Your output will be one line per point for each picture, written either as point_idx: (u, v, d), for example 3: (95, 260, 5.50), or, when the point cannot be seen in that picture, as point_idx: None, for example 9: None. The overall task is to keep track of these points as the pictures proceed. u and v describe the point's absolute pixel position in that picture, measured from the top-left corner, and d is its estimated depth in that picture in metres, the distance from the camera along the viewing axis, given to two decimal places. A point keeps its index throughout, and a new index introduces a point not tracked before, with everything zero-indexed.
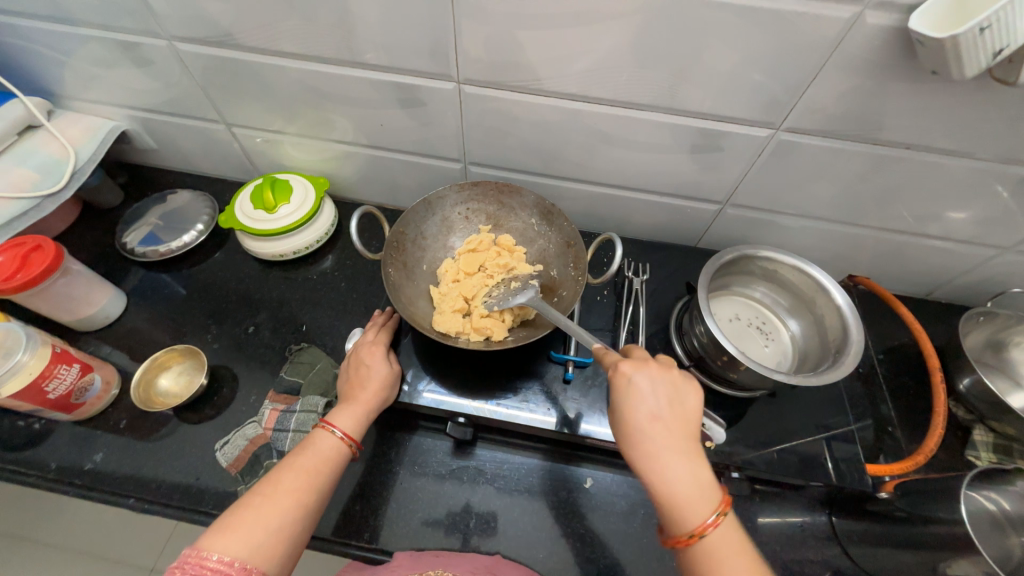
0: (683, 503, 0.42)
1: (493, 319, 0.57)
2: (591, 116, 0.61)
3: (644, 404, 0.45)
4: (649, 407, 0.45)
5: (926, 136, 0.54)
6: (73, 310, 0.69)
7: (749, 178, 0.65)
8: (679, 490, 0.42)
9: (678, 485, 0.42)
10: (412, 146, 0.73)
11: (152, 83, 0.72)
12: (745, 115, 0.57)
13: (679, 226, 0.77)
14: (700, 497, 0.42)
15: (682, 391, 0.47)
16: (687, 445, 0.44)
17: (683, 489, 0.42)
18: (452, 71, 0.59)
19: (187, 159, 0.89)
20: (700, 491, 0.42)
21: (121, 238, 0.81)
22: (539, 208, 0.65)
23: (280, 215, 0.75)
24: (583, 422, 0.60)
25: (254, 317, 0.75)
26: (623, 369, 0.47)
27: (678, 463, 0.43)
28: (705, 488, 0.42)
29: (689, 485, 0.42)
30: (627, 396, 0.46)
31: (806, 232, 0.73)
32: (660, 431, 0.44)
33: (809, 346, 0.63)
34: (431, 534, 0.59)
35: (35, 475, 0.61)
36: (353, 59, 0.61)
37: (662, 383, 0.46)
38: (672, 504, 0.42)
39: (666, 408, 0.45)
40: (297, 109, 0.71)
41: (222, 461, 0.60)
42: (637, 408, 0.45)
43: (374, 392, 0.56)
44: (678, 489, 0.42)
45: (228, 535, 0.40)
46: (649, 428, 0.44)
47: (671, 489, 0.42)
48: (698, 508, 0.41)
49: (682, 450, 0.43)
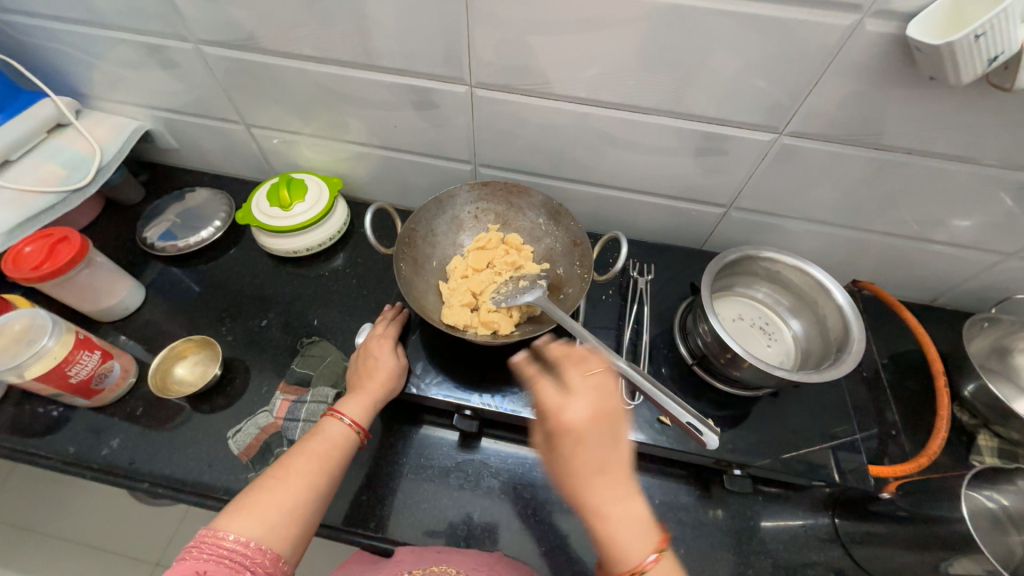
0: (621, 549, 0.39)
1: (500, 313, 0.59)
2: (598, 119, 0.63)
3: (580, 449, 0.41)
4: (588, 447, 0.41)
5: (927, 141, 0.55)
6: (95, 301, 0.71)
7: (753, 182, 0.66)
8: (617, 536, 0.39)
9: (615, 529, 0.39)
10: (424, 147, 0.75)
11: (176, 85, 0.76)
12: (749, 119, 0.58)
13: (683, 229, 0.78)
14: (637, 539, 0.39)
15: (622, 425, 0.42)
16: (625, 487, 0.41)
17: (622, 535, 0.39)
18: (464, 75, 0.62)
19: (206, 159, 0.92)
20: (637, 531, 0.39)
21: (141, 234, 0.83)
22: (546, 208, 0.67)
23: (296, 212, 0.78)
24: None
25: (267, 311, 0.78)
26: (560, 409, 0.42)
27: (616, 507, 0.40)
28: (642, 528, 0.40)
29: (627, 529, 0.39)
30: (563, 440, 0.41)
31: (809, 237, 0.74)
32: (598, 477, 0.40)
33: (812, 346, 0.64)
34: (437, 526, 0.60)
35: (53, 459, 0.63)
36: (370, 63, 0.63)
37: (599, 421, 0.41)
38: (610, 549, 0.39)
39: (604, 450, 0.41)
40: (314, 111, 0.74)
41: (233, 448, 0.62)
42: (573, 453, 0.41)
43: (382, 382, 0.57)
44: (615, 533, 0.39)
45: (244, 516, 0.41)
46: (585, 473, 0.40)
47: (610, 535, 0.39)
48: (637, 554, 0.38)
49: (619, 494, 0.40)
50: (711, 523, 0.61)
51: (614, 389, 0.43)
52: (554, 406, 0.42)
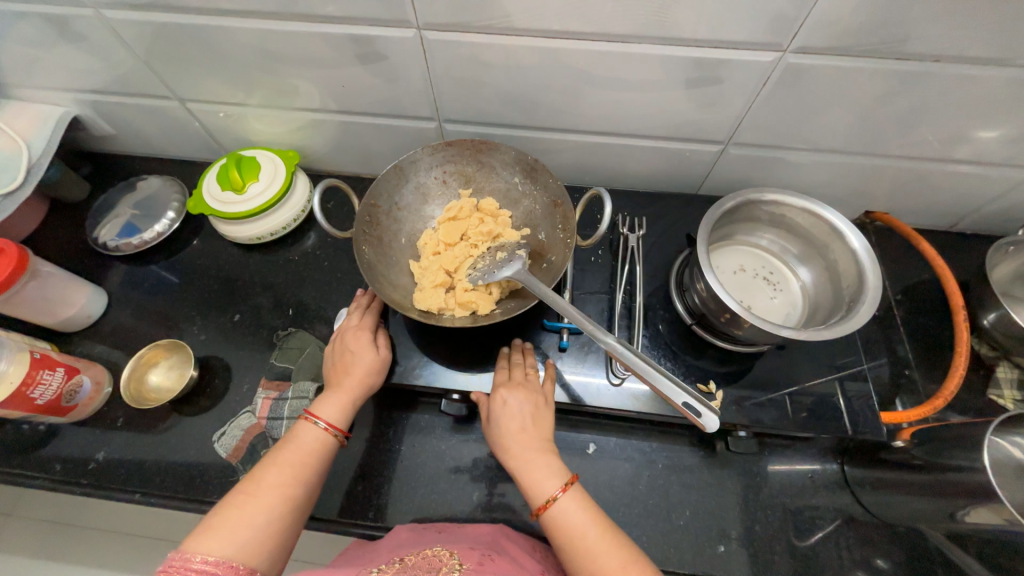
0: (537, 485, 0.46)
1: (478, 292, 0.54)
2: (569, 55, 0.54)
3: (507, 415, 0.51)
4: (515, 412, 0.51)
5: (959, 43, 0.47)
6: (53, 312, 0.67)
7: (753, 113, 0.58)
8: (532, 475, 0.47)
9: (530, 469, 0.47)
10: (380, 107, 0.67)
11: (91, 62, 0.66)
12: (747, 37, 0.49)
13: (678, 172, 0.71)
14: (550, 475, 0.47)
15: (545, 403, 0.53)
16: (543, 443, 0.50)
17: (538, 475, 0.47)
18: (409, 16, 0.52)
19: (149, 143, 0.83)
20: (549, 471, 0.47)
21: (93, 233, 0.78)
22: (521, 164, 0.60)
23: (251, 194, 0.71)
24: (581, 388, 0.58)
25: (239, 305, 0.73)
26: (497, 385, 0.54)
27: (534, 456, 0.48)
28: (554, 468, 0.47)
29: (541, 469, 0.47)
30: (494, 407, 0.52)
31: (818, 168, 0.66)
32: (520, 435, 0.50)
33: (821, 295, 0.59)
34: (436, 509, 0.58)
35: (42, 477, 0.62)
36: (298, 12, 0.54)
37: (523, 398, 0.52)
38: (527, 487, 0.47)
39: (529, 416, 0.51)
40: (252, 77, 0.65)
41: (221, 452, 0.61)
42: (499, 416, 0.52)
43: (358, 378, 0.54)
44: (531, 472, 0.47)
45: (211, 536, 0.40)
46: (510, 432, 0.50)
47: (528, 476, 0.47)
48: (548, 486, 0.46)
49: (538, 447, 0.49)
50: (717, 481, 0.60)
51: (542, 384, 0.55)
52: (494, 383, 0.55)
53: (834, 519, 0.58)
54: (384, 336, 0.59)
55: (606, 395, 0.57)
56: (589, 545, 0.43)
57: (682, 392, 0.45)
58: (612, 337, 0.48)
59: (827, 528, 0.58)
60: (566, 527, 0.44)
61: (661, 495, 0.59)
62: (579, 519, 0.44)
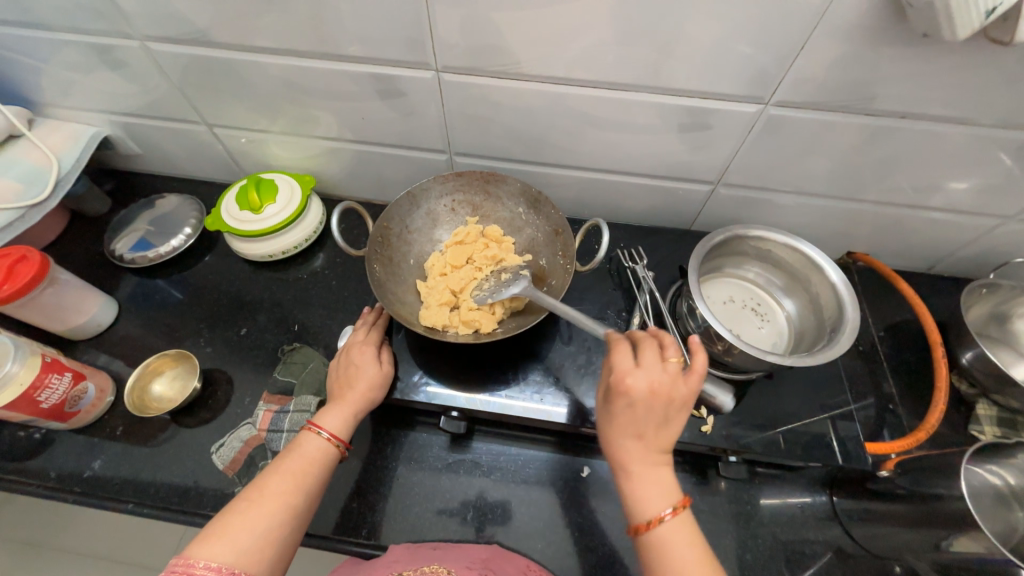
0: (642, 501, 0.44)
1: (482, 312, 0.57)
2: (573, 99, 0.59)
3: (625, 419, 0.46)
4: (639, 424, 0.45)
5: (922, 102, 0.52)
6: (64, 319, 0.69)
7: (739, 157, 0.63)
8: (640, 489, 0.45)
9: (641, 486, 0.45)
10: (396, 138, 0.71)
11: (130, 88, 0.71)
12: (733, 89, 0.55)
13: (671, 210, 0.76)
14: (659, 495, 0.44)
15: (679, 407, 0.44)
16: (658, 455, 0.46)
17: (653, 495, 0.44)
18: (430, 59, 0.58)
19: (172, 163, 0.88)
20: (661, 488, 0.45)
21: (111, 245, 0.80)
22: (525, 196, 0.64)
23: (267, 214, 0.74)
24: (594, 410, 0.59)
25: (246, 319, 0.75)
26: (624, 378, 0.45)
27: (647, 470, 0.45)
28: (666, 487, 0.45)
29: (650, 486, 0.45)
30: (616, 401, 0.45)
31: (802, 210, 0.71)
32: (637, 445, 0.46)
33: (806, 327, 0.62)
34: (434, 527, 0.59)
35: (35, 484, 0.62)
36: (329, 52, 0.59)
37: (652, 403, 0.44)
38: (633, 501, 0.45)
39: (653, 421, 0.45)
40: (279, 107, 0.70)
41: (218, 463, 0.61)
42: (620, 413, 0.46)
43: (362, 391, 0.56)
44: (641, 489, 0.45)
45: (213, 543, 0.40)
46: (626, 438, 0.46)
47: (636, 488, 0.45)
48: (656, 505, 0.44)
49: (651, 459, 0.46)
50: (709, 510, 0.61)
51: (676, 382, 0.44)
52: (619, 370, 0.45)
53: (825, 552, 0.59)
54: (388, 352, 0.61)
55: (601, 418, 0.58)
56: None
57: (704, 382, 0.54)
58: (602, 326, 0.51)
59: (817, 561, 0.58)
60: (667, 556, 0.42)
61: None
62: (683, 548, 0.42)
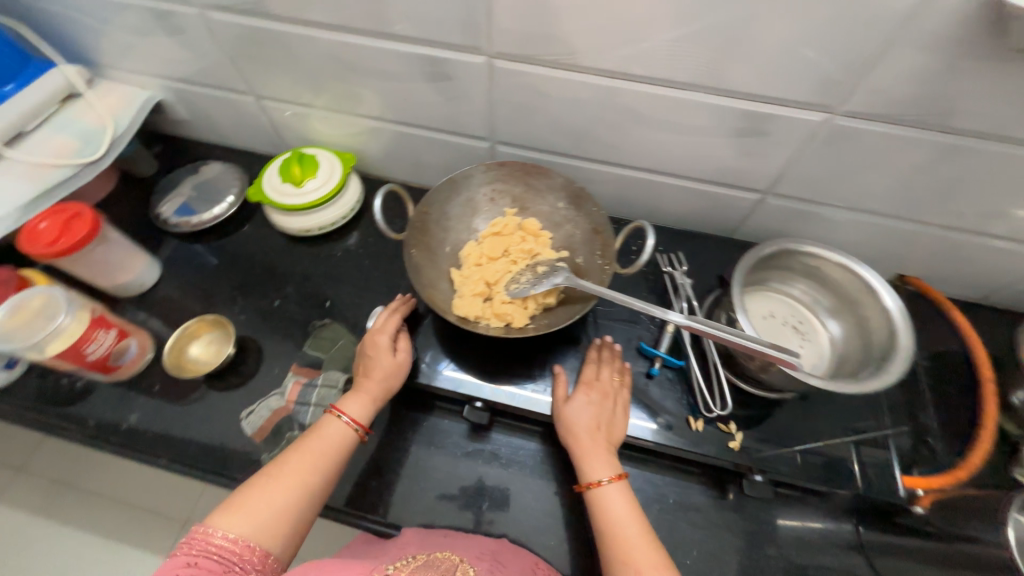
0: (591, 467, 0.52)
1: (514, 306, 0.56)
2: (626, 94, 0.57)
3: (587, 409, 0.55)
4: (595, 412, 0.55)
5: (1006, 123, 0.48)
6: (110, 276, 0.72)
7: (795, 166, 0.60)
8: (589, 458, 0.52)
9: (591, 457, 0.52)
10: (439, 122, 0.71)
11: (184, 54, 0.72)
12: (798, 96, 0.52)
13: (713, 216, 0.73)
14: (605, 465, 0.52)
15: (621, 405, 0.57)
16: (608, 440, 0.54)
17: (599, 465, 0.52)
18: (483, 44, 0.57)
19: (217, 131, 0.89)
20: (607, 460, 0.52)
21: (156, 208, 0.83)
22: (567, 191, 0.62)
23: (307, 189, 0.75)
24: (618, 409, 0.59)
25: (280, 291, 0.77)
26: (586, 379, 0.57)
27: (598, 446, 0.53)
28: (611, 461, 0.52)
29: (598, 456, 0.52)
30: (577, 391, 0.57)
31: (855, 227, 0.67)
32: (592, 430, 0.54)
33: (848, 351, 0.59)
34: (450, 513, 0.60)
35: (77, 430, 0.65)
36: (382, 31, 0.59)
37: (605, 400, 0.56)
38: (583, 466, 0.52)
39: (606, 411, 0.56)
40: (326, 83, 0.70)
41: (247, 429, 0.64)
42: (580, 399, 0.56)
43: (377, 381, 0.56)
44: (590, 459, 0.52)
45: (232, 515, 0.44)
46: (585, 421, 0.54)
47: (587, 457, 0.52)
48: (602, 472, 0.51)
49: (602, 441, 0.54)
50: (726, 526, 0.59)
51: (622, 392, 0.57)
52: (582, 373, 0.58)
53: None
54: (405, 340, 0.60)
55: None
56: (626, 536, 0.47)
57: (771, 350, 0.48)
58: (671, 315, 0.53)
59: None
60: (608, 512, 0.49)
61: (670, 530, 0.58)
62: (622, 509, 0.49)
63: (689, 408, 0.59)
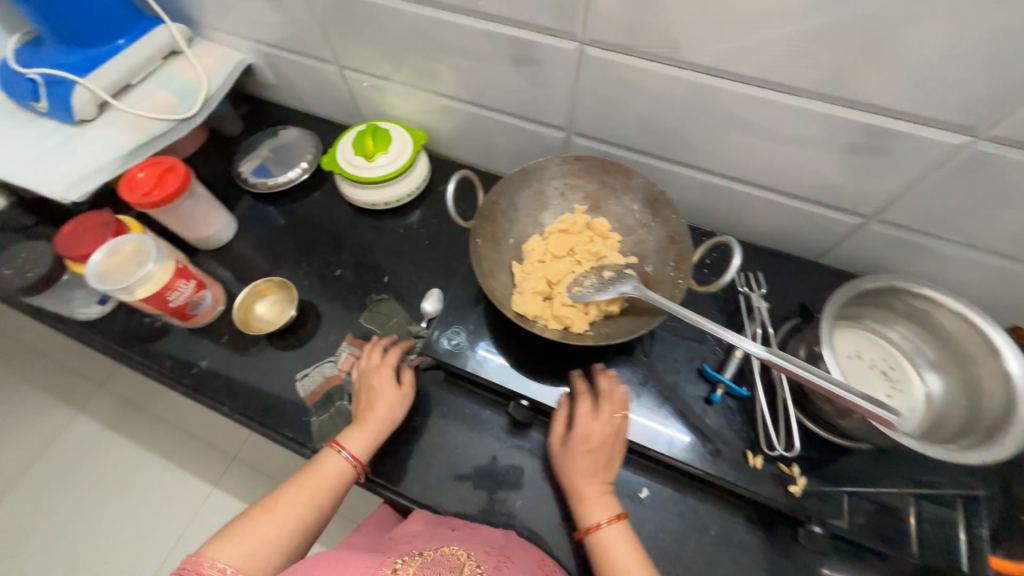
0: (589, 511, 0.51)
1: (575, 309, 0.54)
2: (727, 95, 0.52)
3: (583, 456, 0.53)
4: (592, 455, 0.53)
5: None
6: (194, 229, 0.76)
7: (913, 193, 0.53)
8: (587, 504, 0.51)
9: (588, 503, 0.51)
10: (517, 107, 0.68)
11: (277, 19, 0.74)
12: (936, 113, 0.45)
13: (802, 235, 0.66)
14: (601, 508, 0.51)
15: (619, 445, 0.54)
16: (605, 482, 0.53)
17: (597, 511, 0.51)
18: (577, 30, 0.53)
19: (299, 97, 0.92)
20: (604, 504, 0.51)
21: (237, 167, 0.87)
22: (645, 194, 0.59)
23: (378, 163, 0.76)
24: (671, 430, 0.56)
25: (342, 261, 0.79)
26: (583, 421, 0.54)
27: (595, 492, 0.52)
28: (609, 502, 0.52)
29: (594, 500, 0.51)
30: (573, 434, 0.54)
31: (974, 269, 0.59)
32: (589, 476, 0.52)
33: (949, 412, 0.52)
34: (482, 505, 0.59)
35: (154, 367, 0.71)
36: (473, 9, 0.57)
37: (602, 444, 0.53)
38: (580, 510, 0.51)
39: (602, 455, 0.53)
40: (408, 58, 0.69)
41: (302, 391, 0.67)
42: (575, 442, 0.53)
43: (381, 413, 0.58)
44: (587, 505, 0.51)
45: (226, 544, 0.47)
46: (581, 466, 0.53)
47: (585, 500, 0.52)
48: (599, 515, 0.51)
49: (600, 484, 0.52)
50: None
51: (621, 431, 0.54)
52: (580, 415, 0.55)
53: None
54: (409, 374, 0.63)
55: (676, 446, 0.55)
56: None
57: (862, 401, 0.43)
58: (745, 341, 0.49)
59: None
60: (609, 556, 0.48)
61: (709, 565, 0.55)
62: (621, 553, 0.48)
63: (751, 443, 0.55)
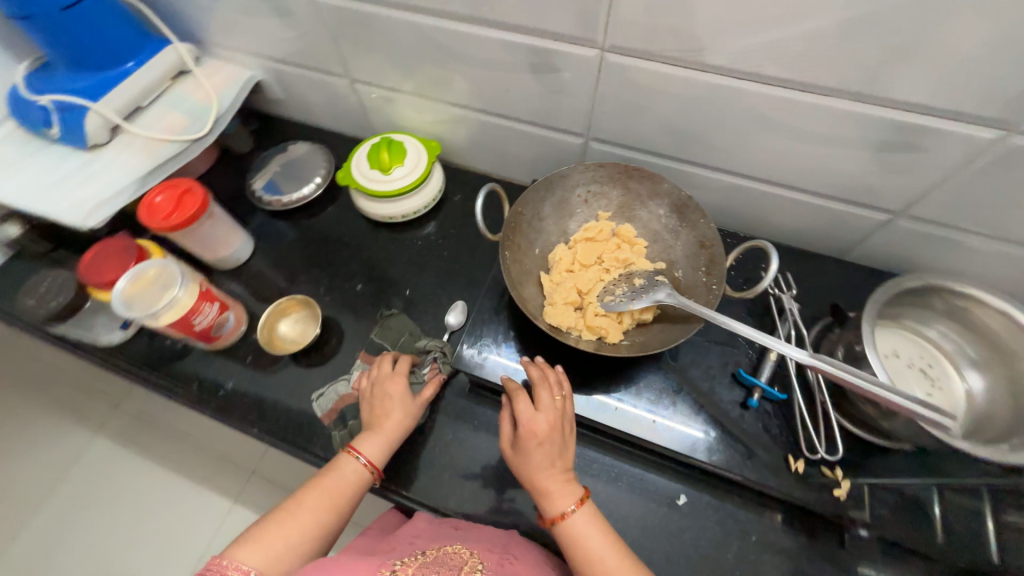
0: (552, 501, 0.49)
1: (609, 319, 0.54)
2: (753, 96, 0.52)
3: (536, 450, 0.51)
4: (545, 447, 0.51)
5: None
6: (212, 250, 0.76)
7: (945, 187, 0.53)
8: (548, 494, 0.49)
9: (552, 494, 0.49)
10: (534, 115, 0.68)
11: (287, 35, 0.73)
12: (971, 108, 0.44)
13: (827, 233, 0.66)
14: (564, 495, 0.49)
15: (567, 429, 0.53)
16: (564, 470, 0.51)
17: (561, 499, 0.49)
18: (598, 37, 0.53)
19: (308, 111, 0.91)
20: (567, 491, 0.50)
21: (250, 184, 0.86)
22: (672, 200, 0.58)
23: (395, 176, 0.75)
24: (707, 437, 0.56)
25: (361, 275, 0.78)
26: (530, 415, 0.52)
27: (556, 481, 0.50)
28: (570, 486, 0.50)
29: (555, 489, 0.50)
30: (520, 429, 0.52)
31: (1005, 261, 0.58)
32: (546, 468, 0.50)
33: (992, 411, 0.52)
34: (522, 517, 0.58)
35: (179, 390, 0.70)
36: (491, 19, 0.56)
37: (553, 433, 0.52)
38: (543, 502, 0.50)
39: (554, 445, 0.51)
40: (422, 70, 0.69)
41: (318, 410, 0.66)
42: (525, 437, 0.51)
43: (397, 421, 0.58)
44: (552, 496, 0.49)
45: (251, 548, 0.47)
46: (537, 459, 0.50)
47: (546, 491, 0.50)
48: (563, 503, 0.49)
49: (559, 473, 0.51)
50: None
51: (565, 413, 0.54)
52: (524, 411, 0.52)
53: None
54: (431, 390, 0.62)
55: (716, 454, 0.55)
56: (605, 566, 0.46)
57: (918, 406, 0.42)
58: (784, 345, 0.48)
59: None
60: (580, 543, 0.47)
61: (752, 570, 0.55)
62: (592, 537, 0.47)
63: (790, 447, 0.55)
